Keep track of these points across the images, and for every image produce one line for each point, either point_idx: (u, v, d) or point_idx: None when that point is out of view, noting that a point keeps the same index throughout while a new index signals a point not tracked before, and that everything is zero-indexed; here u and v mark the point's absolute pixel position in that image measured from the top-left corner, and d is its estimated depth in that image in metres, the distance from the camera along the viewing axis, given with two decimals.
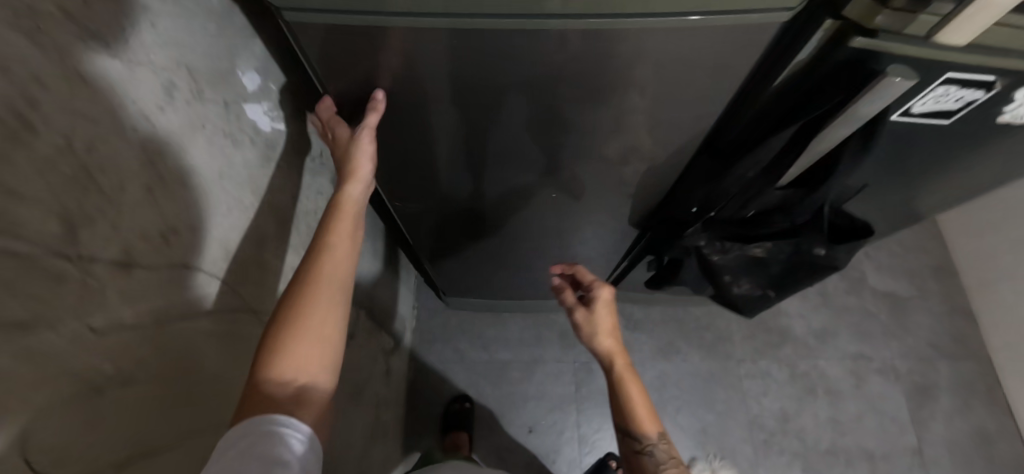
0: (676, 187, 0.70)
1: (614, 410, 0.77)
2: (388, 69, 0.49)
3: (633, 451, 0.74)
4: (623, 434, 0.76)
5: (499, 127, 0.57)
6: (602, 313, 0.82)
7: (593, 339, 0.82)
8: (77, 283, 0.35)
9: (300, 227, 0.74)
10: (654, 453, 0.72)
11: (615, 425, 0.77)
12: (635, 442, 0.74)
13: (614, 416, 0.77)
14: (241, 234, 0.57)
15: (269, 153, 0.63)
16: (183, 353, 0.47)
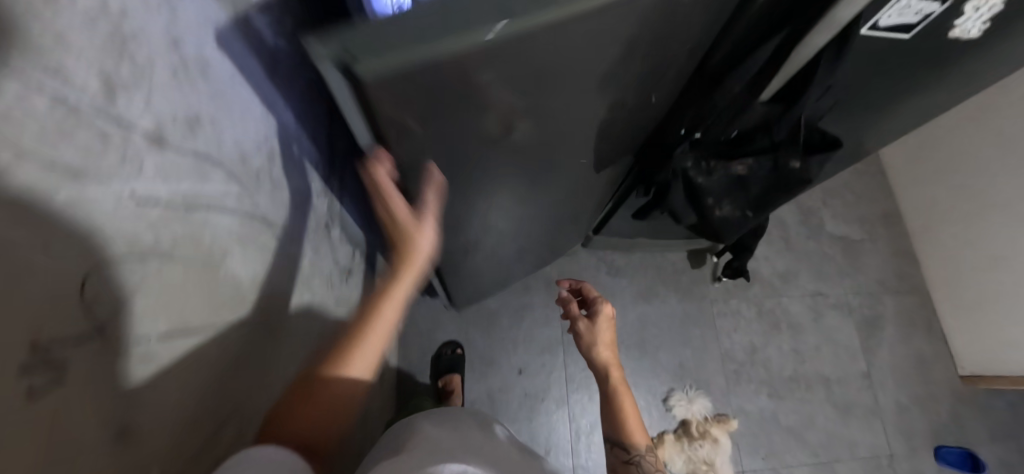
0: (662, 122, 0.73)
1: (608, 420, 0.85)
2: (430, 101, 0.39)
3: (622, 461, 0.81)
4: (614, 442, 0.84)
5: (533, 120, 0.52)
6: (603, 328, 0.89)
7: (592, 351, 0.89)
8: (118, 143, 0.35)
9: (310, 157, 0.74)
10: (639, 463, 0.79)
11: (606, 435, 0.85)
12: (623, 448, 0.82)
13: (608, 426, 0.85)
14: (255, 142, 0.56)
15: (274, 70, 0.62)
16: (210, 247, 0.46)
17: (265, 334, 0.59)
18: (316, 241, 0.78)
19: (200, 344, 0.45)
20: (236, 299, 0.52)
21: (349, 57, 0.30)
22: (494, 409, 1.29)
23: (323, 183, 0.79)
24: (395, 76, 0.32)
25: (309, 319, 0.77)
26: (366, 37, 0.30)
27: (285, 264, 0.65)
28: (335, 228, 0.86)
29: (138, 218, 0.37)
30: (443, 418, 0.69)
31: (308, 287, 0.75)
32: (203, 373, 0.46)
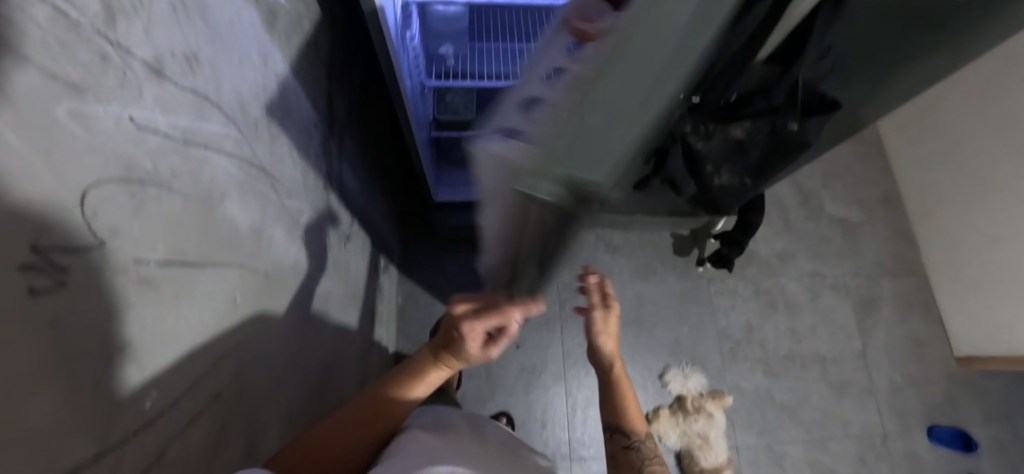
0: None
1: (610, 411, 0.85)
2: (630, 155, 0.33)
3: (621, 447, 0.78)
4: (613, 434, 0.81)
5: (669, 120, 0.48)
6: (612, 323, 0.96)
7: (595, 342, 0.95)
8: (117, 64, 0.36)
9: (309, 117, 0.74)
10: (639, 447, 0.76)
11: (605, 422, 0.84)
12: (623, 437, 0.79)
13: (608, 416, 0.84)
14: (252, 91, 0.57)
15: (272, 24, 0.62)
16: (208, 187, 0.47)
17: (265, 284, 0.60)
18: (316, 202, 0.78)
19: (210, 277, 0.48)
20: (233, 242, 0.52)
21: (574, 180, 0.31)
22: (490, 382, 1.31)
23: (322, 146, 0.79)
24: (615, 160, 0.31)
25: (310, 279, 0.78)
26: (567, 159, 0.30)
27: (285, 216, 0.66)
28: (333, 192, 0.86)
29: (137, 143, 0.37)
30: (441, 429, 0.74)
31: (308, 244, 0.76)
32: (202, 310, 0.46)
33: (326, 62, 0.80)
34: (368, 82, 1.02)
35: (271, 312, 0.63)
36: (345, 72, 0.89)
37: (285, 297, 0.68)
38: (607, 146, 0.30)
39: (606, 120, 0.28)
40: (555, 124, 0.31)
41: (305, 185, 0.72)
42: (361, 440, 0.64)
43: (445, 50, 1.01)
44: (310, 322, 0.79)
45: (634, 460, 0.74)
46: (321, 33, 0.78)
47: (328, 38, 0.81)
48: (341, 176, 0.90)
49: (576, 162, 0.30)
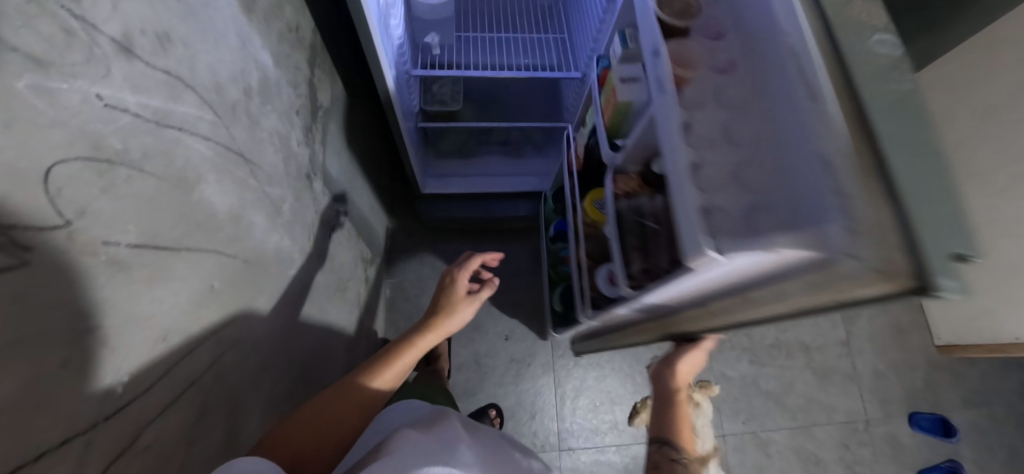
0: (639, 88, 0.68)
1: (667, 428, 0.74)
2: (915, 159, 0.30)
3: (668, 461, 0.70)
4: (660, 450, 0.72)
5: None
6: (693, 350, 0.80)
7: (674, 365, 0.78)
8: (83, 38, 0.34)
9: (290, 104, 0.72)
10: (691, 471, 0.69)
11: (653, 432, 0.74)
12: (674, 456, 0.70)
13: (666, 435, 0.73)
14: (230, 74, 0.55)
15: (251, 7, 0.60)
16: (184, 172, 0.46)
17: (244, 273, 0.59)
18: (300, 190, 0.77)
19: (187, 264, 0.47)
20: (210, 228, 0.51)
21: (962, 243, 0.25)
22: (479, 374, 1.31)
23: (305, 133, 0.78)
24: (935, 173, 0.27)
25: (295, 270, 0.77)
26: (945, 227, 0.25)
27: (266, 204, 0.65)
28: (317, 180, 0.85)
29: (104, 122, 0.36)
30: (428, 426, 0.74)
31: (292, 233, 0.74)
32: (177, 296, 0.46)
33: (307, 48, 0.78)
34: (350, 71, 1.00)
35: (251, 300, 0.62)
36: (327, 60, 0.87)
37: (267, 287, 0.67)
38: (953, 201, 0.26)
39: (923, 187, 0.26)
40: (856, 212, 0.29)
41: (287, 173, 0.71)
42: (342, 412, 0.67)
43: (430, 39, 0.98)
44: (295, 312, 0.78)
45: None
46: (303, 18, 0.76)
47: (309, 23, 0.79)
48: (324, 166, 0.88)
49: (949, 230, 0.25)
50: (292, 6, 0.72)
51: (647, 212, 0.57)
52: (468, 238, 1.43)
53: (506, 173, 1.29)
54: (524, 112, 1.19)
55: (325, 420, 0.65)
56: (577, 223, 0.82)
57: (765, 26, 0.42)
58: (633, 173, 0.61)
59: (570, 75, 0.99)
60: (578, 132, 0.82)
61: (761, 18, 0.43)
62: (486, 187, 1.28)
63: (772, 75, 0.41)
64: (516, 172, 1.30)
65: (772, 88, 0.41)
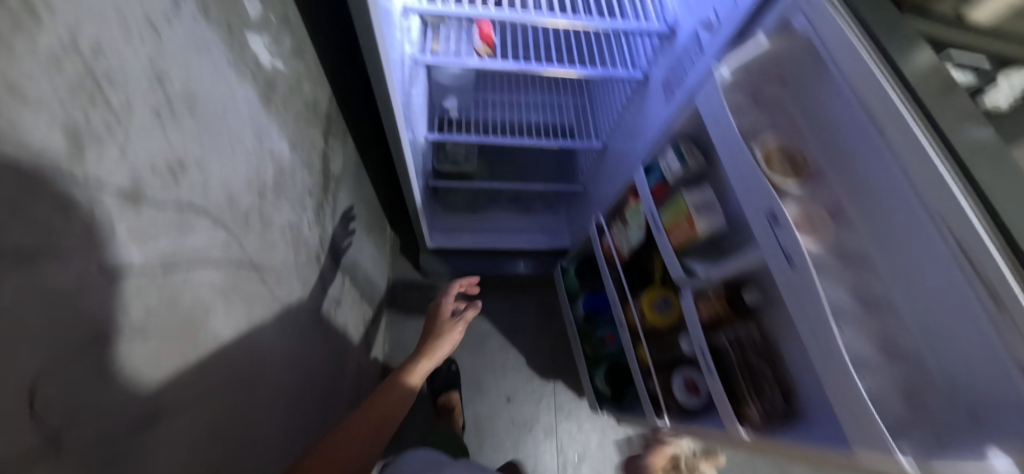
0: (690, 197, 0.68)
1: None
2: None
3: None
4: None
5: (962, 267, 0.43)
6: None
7: None
8: (85, 200, 0.29)
9: (302, 185, 0.66)
10: None
11: None
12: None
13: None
14: (245, 178, 0.50)
15: (268, 95, 0.55)
16: (189, 313, 0.41)
17: (252, 395, 0.53)
18: (308, 271, 0.71)
19: (183, 420, 0.40)
20: (216, 361, 0.45)
21: None
22: (479, 437, 1.24)
23: (315, 211, 0.72)
24: None
25: (302, 362, 0.70)
26: None
27: (273, 306, 0.58)
28: (324, 255, 0.79)
29: (100, 296, 0.31)
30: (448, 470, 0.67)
31: (297, 324, 0.68)
32: (175, 463, 0.39)
33: (322, 119, 0.73)
34: (361, 131, 0.94)
35: (259, 420, 0.55)
36: (341, 125, 0.82)
37: (276, 394, 0.60)
38: None
39: None
40: None
41: (295, 262, 0.65)
42: (359, 438, 0.62)
43: (448, 103, 0.95)
44: (303, 406, 0.71)
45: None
46: (319, 90, 0.71)
47: (326, 94, 0.74)
48: (331, 237, 0.82)
49: None
50: (310, 81, 0.67)
51: (747, 345, 0.55)
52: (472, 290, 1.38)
53: (515, 227, 1.27)
54: (536, 171, 1.17)
55: (345, 452, 0.59)
56: (633, 322, 0.78)
57: (891, 191, 0.42)
58: (714, 294, 0.58)
59: (591, 145, 0.98)
60: (617, 230, 0.81)
61: (881, 178, 0.43)
62: (496, 243, 1.24)
63: (911, 245, 0.41)
64: (526, 228, 1.28)
65: (910, 257, 0.41)
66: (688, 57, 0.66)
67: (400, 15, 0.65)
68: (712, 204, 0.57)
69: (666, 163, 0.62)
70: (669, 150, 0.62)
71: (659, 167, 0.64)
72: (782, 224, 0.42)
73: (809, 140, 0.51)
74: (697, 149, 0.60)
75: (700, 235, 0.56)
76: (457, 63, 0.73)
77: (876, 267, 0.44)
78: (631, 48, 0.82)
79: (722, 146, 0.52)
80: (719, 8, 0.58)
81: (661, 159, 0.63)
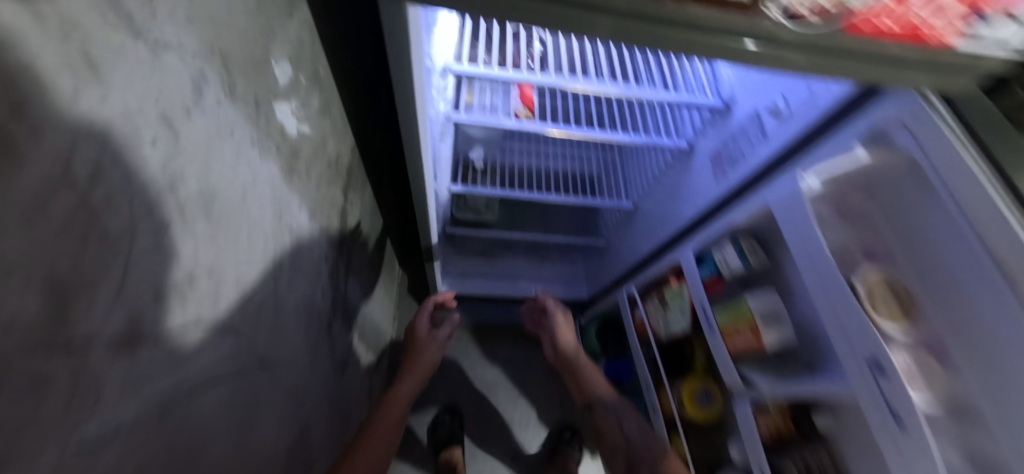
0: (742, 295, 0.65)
1: (596, 395, 0.80)
2: None
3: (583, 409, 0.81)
4: (604, 428, 0.76)
5: None
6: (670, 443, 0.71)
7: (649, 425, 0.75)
8: (68, 370, 0.22)
9: (317, 253, 0.60)
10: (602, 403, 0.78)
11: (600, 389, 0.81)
12: (619, 435, 0.73)
13: (601, 396, 0.78)
14: (262, 266, 0.44)
15: (292, 166, 0.49)
16: (186, 452, 0.33)
17: None
18: (320, 342, 0.64)
19: None
20: None
21: None
22: None
23: (328, 275, 0.65)
24: None
25: (305, 447, 0.62)
26: None
27: (279, 400, 0.51)
28: (336, 318, 0.72)
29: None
30: None
31: (303, 408, 0.60)
32: None
33: (342, 175, 0.67)
34: (379, 177, 0.89)
35: None
36: (360, 176, 0.77)
37: None
38: None
39: None
40: None
41: (305, 340, 0.58)
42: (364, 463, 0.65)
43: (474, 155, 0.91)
44: None
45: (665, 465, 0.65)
46: (343, 145, 0.65)
47: (348, 147, 0.68)
48: (343, 297, 0.76)
49: None
50: (334, 138, 0.62)
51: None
52: (481, 335, 1.30)
53: (528, 275, 1.22)
54: (558, 221, 1.12)
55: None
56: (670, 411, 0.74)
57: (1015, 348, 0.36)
58: (773, 407, 0.54)
59: (621, 206, 0.94)
60: (653, 306, 0.79)
61: (1003, 330, 0.37)
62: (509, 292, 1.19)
63: None
64: (540, 276, 1.22)
65: None
66: (746, 141, 0.61)
67: (439, 75, 0.59)
68: (781, 314, 0.53)
69: (726, 259, 0.60)
70: (729, 245, 0.59)
71: (715, 260, 0.61)
72: (891, 377, 0.38)
73: (910, 263, 0.45)
74: (760, 249, 0.58)
75: (768, 349, 0.53)
76: (492, 123, 0.69)
77: (991, 427, 0.38)
78: (674, 114, 0.78)
79: (801, 260, 0.48)
80: (789, 97, 0.53)
81: (718, 252, 0.61)
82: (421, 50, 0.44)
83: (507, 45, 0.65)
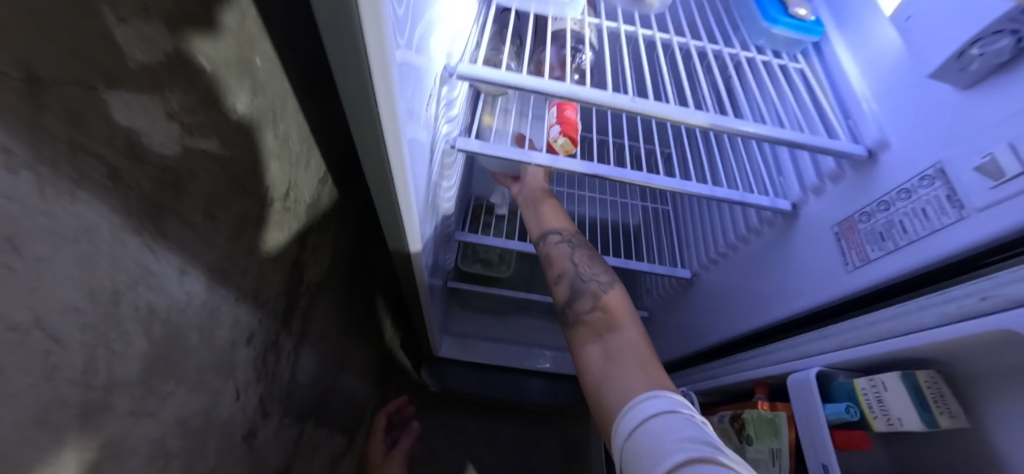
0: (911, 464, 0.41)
1: (548, 226, 0.62)
2: None
3: (534, 235, 0.63)
4: (550, 254, 0.61)
5: None
6: (625, 312, 0.54)
7: (609, 293, 0.56)
8: None
9: (226, 335, 0.38)
10: (560, 243, 0.60)
11: (556, 225, 0.62)
12: (569, 267, 0.59)
13: (556, 229, 0.61)
14: (36, 405, 0.22)
15: (165, 205, 0.28)
16: None
17: None
18: (224, 467, 0.41)
19: None
20: None
21: None
22: None
23: (253, 361, 0.43)
24: None
25: None
26: None
27: None
28: (268, 417, 0.49)
29: None
30: None
31: None
32: None
33: (297, 213, 0.47)
34: (370, 214, 0.69)
35: None
36: (332, 214, 0.56)
37: None
38: None
39: None
40: None
41: None
42: None
43: (495, 200, 0.76)
44: None
45: (613, 301, 0.55)
46: (301, 172, 0.45)
47: (313, 175, 0.48)
48: (291, 381, 0.53)
49: None
50: (281, 162, 0.42)
51: None
52: (482, 413, 1.04)
53: (549, 345, 1.03)
54: None
55: None
56: None
57: None
58: None
59: (678, 275, 0.73)
60: (727, 428, 0.57)
61: None
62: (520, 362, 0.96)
63: None
64: (560, 346, 1.03)
65: None
66: (911, 212, 0.38)
67: (440, 81, 0.39)
68: None
69: (888, 405, 0.37)
70: (894, 382, 0.36)
71: (855, 397, 0.40)
72: None
73: None
74: (945, 397, 0.35)
75: None
76: (516, 155, 0.48)
77: None
78: (777, 165, 0.56)
79: None
80: (1019, 150, 0.30)
81: (869, 391, 0.38)
82: (390, 29, 0.23)
83: (547, 49, 0.45)
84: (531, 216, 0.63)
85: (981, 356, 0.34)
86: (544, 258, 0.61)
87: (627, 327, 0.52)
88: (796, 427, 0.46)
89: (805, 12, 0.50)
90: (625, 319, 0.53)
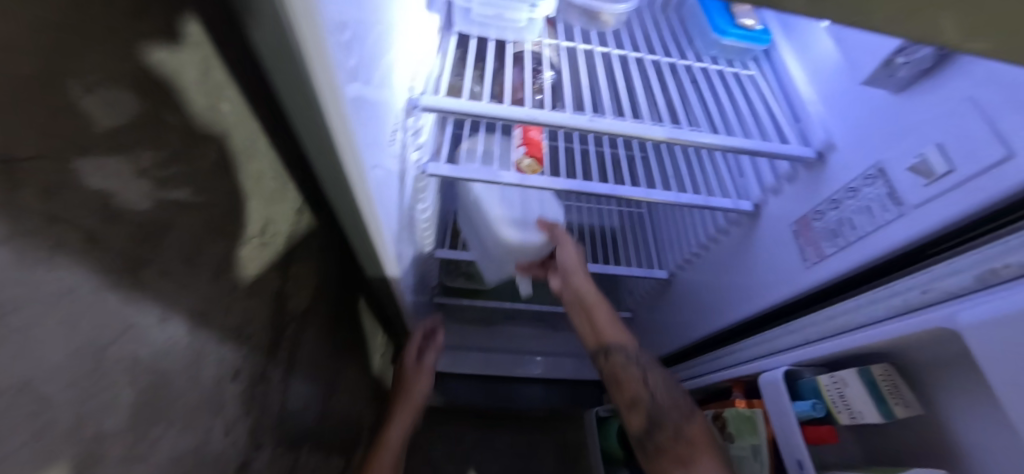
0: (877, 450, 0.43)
1: (609, 341, 0.63)
2: None
3: (595, 347, 0.64)
4: (618, 374, 0.60)
5: None
6: (714, 448, 0.51)
7: (690, 424, 0.54)
8: None
9: (213, 374, 0.39)
10: (629, 363, 0.60)
11: (618, 342, 0.62)
12: (642, 392, 0.58)
13: (619, 346, 0.61)
14: (26, 467, 0.23)
15: (144, 258, 0.29)
16: None
17: None
18: None
19: None
20: None
21: None
22: None
23: (241, 395, 0.44)
24: None
25: None
26: None
27: None
28: (261, 447, 0.50)
29: None
30: None
31: None
32: None
33: (275, 247, 0.48)
34: None
35: None
36: (312, 243, 0.57)
37: None
38: None
39: None
40: None
41: None
42: None
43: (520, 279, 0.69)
44: None
45: (699, 435, 0.52)
46: (277, 207, 0.47)
47: (289, 209, 0.49)
48: (282, 411, 0.54)
49: None
50: (256, 201, 0.43)
51: None
52: (480, 422, 1.05)
53: (539, 350, 1.05)
54: None
55: None
56: None
57: None
58: None
59: (655, 276, 0.75)
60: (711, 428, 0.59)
61: None
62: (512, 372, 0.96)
63: None
64: (551, 351, 1.05)
65: None
66: (859, 209, 0.40)
67: (405, 114, 0.41)
68: None
69: (849, 399, 0.39)
70: (852, 377, 0.38)
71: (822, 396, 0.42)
72: None
73: None
74: (899, 389, 0.37)
75: None
76: (485, 175, 0.50)
77: None
78: (737, 166, 0.59)
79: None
80: (946, 150, 0.33)
81: (832, 387, 0.40)
82: (346, 83, 0.25)
83: (507, 72, 0.47)
84: (589, 327, 0.65)
85: (928, 344, 0.36)
86: (612, 378, 0.61)
87: (709, 460, 0.49)
88: (772, 423, 0.48)
89: (751, 23, 0.53)
90: (710, 454, 0.50)
